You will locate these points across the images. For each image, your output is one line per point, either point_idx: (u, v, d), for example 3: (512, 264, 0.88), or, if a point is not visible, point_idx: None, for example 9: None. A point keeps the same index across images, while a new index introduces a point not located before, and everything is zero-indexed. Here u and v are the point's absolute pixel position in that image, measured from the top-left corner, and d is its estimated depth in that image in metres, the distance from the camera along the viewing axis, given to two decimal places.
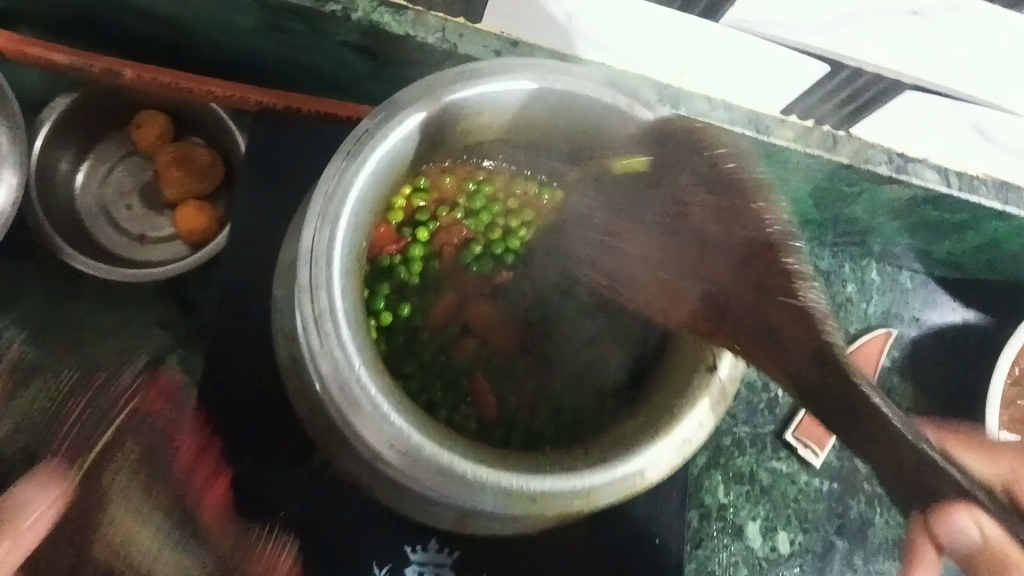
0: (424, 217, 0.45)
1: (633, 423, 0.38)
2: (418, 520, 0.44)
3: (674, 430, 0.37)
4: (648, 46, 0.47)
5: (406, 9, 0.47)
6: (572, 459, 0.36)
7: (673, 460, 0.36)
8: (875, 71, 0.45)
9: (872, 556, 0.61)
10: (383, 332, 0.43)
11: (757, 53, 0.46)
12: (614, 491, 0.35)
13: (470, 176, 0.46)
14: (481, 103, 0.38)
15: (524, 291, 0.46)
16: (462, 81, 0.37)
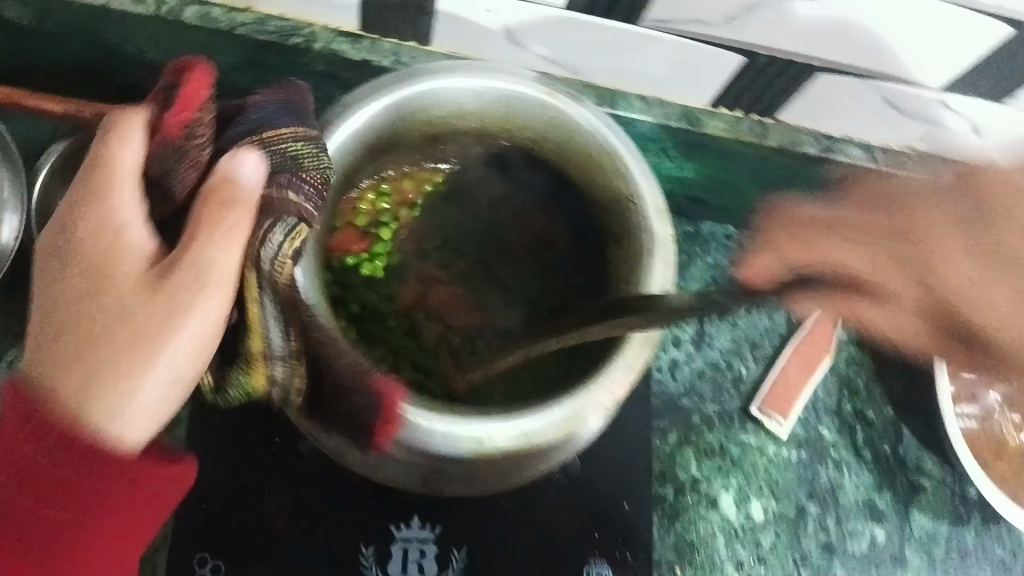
0: (385, 217, 0.52)
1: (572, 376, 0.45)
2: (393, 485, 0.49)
3: (606, 377, 0.43)
4: (582, 54, 0.53)
5: (362, 37, 0.53)
6: (515, 407, 0.43)
7: (607, 402, 0.43)
8: (786, 57, 0.50)
9: (844, 517, 0.64)
10: (354, 319, 0.49)
11: (677, 53, 0.51)
12: (550, 432, 0.42)
13: (428, 178, 0.54)
14: (434, 99, 0.48)
15: (486, 275, 0.53)
16: (419, 79, 0.47)
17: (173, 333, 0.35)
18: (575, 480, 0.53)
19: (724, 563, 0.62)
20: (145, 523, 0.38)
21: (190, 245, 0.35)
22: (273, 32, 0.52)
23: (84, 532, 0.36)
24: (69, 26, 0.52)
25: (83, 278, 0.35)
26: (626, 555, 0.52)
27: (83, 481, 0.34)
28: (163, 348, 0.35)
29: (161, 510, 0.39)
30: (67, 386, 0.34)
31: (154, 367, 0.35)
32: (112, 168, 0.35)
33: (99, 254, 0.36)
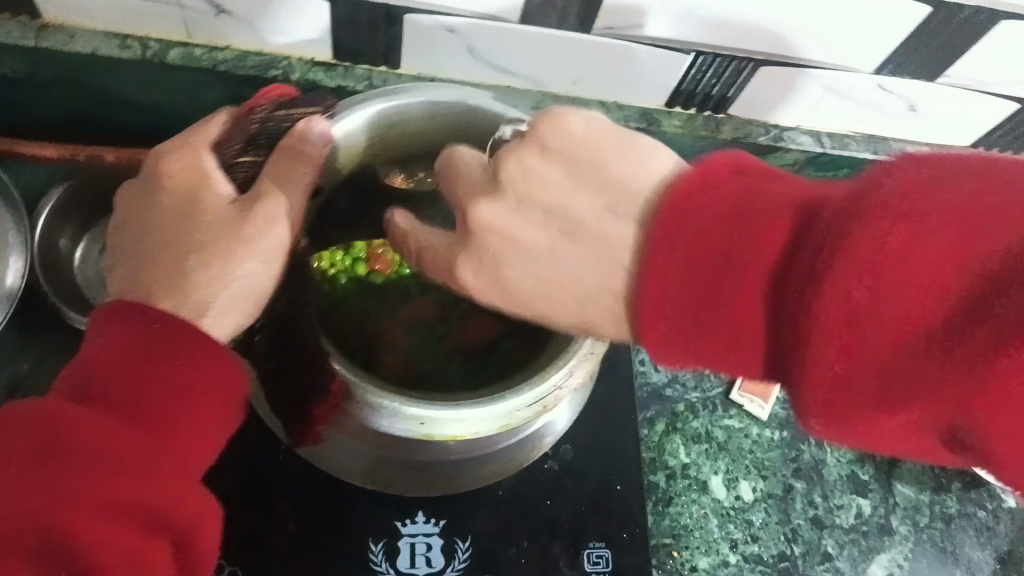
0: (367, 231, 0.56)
1: (524, 371, 0.48)
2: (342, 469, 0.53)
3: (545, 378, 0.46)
4: (541, 65, 0.56)
5: (336, 66, 0.57)
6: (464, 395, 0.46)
7: (547, 401, 0.46)
8: (729, 54, 0.55)
9: (830, 492, 0.67)
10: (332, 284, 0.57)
11: (630, 58, 0.55)
12: (488, 421, 0.45)
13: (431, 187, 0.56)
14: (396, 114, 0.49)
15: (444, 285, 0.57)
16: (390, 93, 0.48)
17: (256, 238, 0.42)
18: (568, 466, 0.56)
19: (720, 543, 0.64)
20: (200, 418, 0.39)
21: (266, 176, 0.44)
22: (252, 67, 0.56)
23: (164, 416, 0.38)
24: (60, 75, 0.56)
25: (173, 199, 0.43)
26: (622, 534, 0.54)
27: (161, 373, 0.38)
28: (242, 243, 0.42)
29: (216, 410, 0.40)
30: (169, 269, 0.42)
31: (235, 261, 0.42)
32: (191, 137, 0.44)
33: (169, 187, 0.43)
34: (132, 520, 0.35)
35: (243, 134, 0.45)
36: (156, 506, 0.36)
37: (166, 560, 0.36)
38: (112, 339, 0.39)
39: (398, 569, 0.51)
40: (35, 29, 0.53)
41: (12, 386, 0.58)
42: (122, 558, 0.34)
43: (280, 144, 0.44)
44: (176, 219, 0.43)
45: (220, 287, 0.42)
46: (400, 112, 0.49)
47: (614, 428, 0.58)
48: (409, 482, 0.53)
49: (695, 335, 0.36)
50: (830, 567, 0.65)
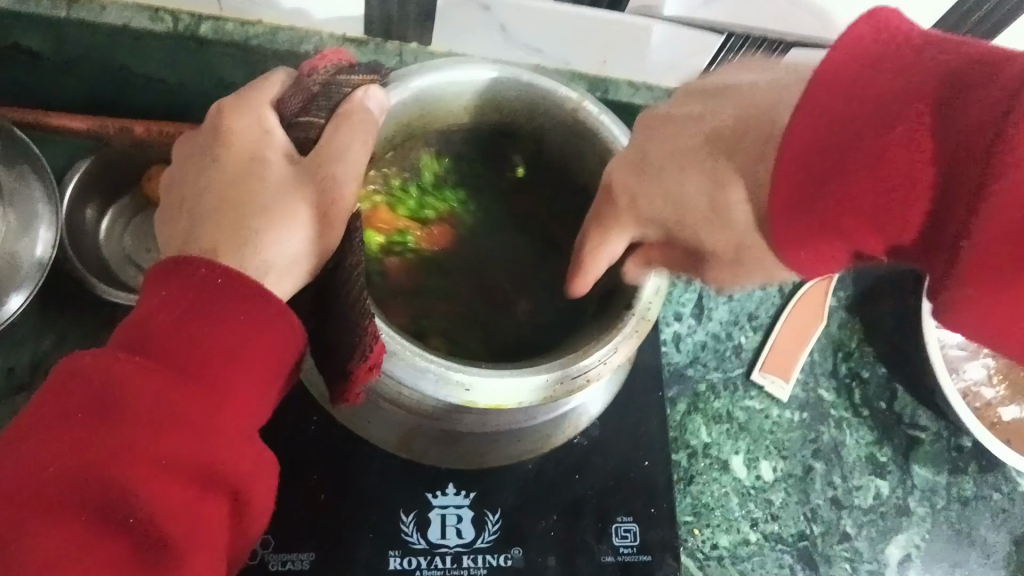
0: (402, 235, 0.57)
1: (567, 345, 0.49)
2: (374, 434, 0.54)
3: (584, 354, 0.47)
4: (573, 44, 0.57)
5: (368, 42, 0.57)
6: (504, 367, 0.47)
7: (591, 373, 0.47)
8: (760, 33, 0.55)
9: (849, 473, 0.68)
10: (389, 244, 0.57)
11: (661, 37, 0.55)
12: (528, 391, 0.46)
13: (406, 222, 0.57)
14: (441, 86, 0.51)
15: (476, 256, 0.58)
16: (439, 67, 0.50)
17: (311, 199, 0.43)
18: (595, 441, 0.57)
19: (740, 522, 0.65)
20: (257, 379, 0.41)
21: (323, 144, 0.44)
22: (284, 42, 0.56)
23: (220, 379, 0.39)
24: (92, 49, 0.56)
25: (233, 158, 0.44)
26: (649, 509, 0.55)
27: (217, 338, 0.39)
28: (297, 205, 0.43)
29: (271, 371, 0.42)
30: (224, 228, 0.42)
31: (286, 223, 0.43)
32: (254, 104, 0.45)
33: (226, 147, 0.44)
34: (190, 482, 0.38)
35: (301, 94, 0.46)
36: (208, 469, 0.38)
37: (216, 515, 0.39)
38: (171, 297, 0.39)
39: (430, 540, 0.52)
40: (66, 0, 0.53)
41: (37, 358, 0.58)
42: (179, 519, 0.37)
43: (339, 112, 0.45)
44: (232, 179, 0.43)
45: (273, 246, 0.43)
46: (445, 85, 0.51)
47: (641, 406, 0.59)
48: (442, 454, 0.54)
49: (801, 211, 0.37)
50: (849, 547, 0.65)
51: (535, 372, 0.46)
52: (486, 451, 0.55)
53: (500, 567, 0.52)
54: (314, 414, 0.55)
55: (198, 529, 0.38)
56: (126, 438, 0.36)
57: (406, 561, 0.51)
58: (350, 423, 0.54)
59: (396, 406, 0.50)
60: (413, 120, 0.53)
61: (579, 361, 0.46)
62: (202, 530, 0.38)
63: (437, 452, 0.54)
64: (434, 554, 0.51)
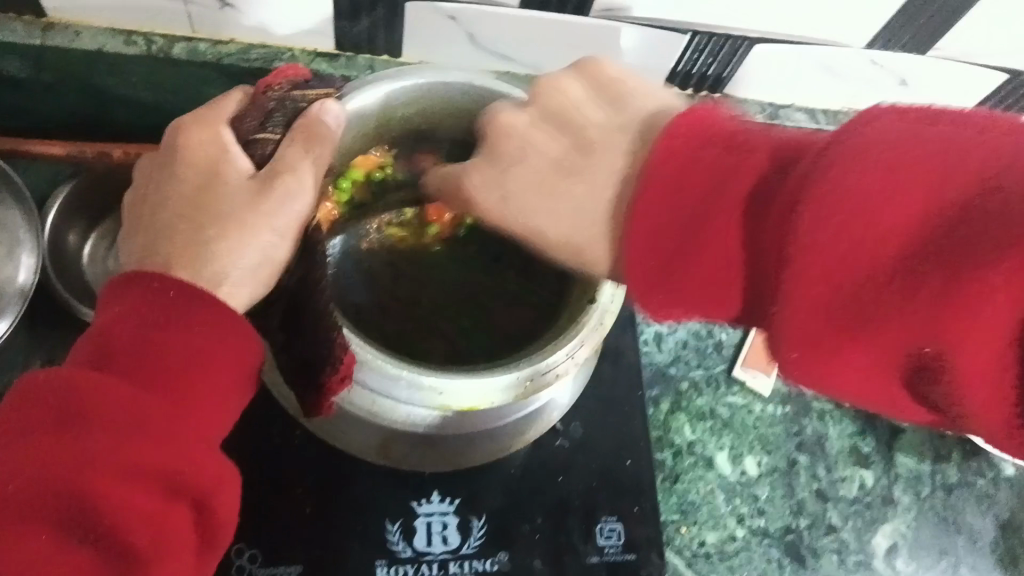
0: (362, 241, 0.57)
1: (539, 343, 0.50)
2: (353, 445, 0.54)
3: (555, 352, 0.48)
4: (541, 49, 0.57)
5: (338, 56, 0.57)
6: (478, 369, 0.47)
7: (560, 370, 0.48)
8: (725, 32, 0.55)
9: (833, 465, 0.68)
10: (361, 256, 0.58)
11: (628, 39, 0.56)
12: (502, 392, 0.46)
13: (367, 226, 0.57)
14: (407, 93, 0.51)
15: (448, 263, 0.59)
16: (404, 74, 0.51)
17: (275, 209, 0.44)
18: (578, 442, 0.58)
19: (727, 518, 0.65)
20: (219, 386, 0.41)
21: (282, 156, 0.45)
22: (256, 59, 0.56)
23: (184, 383, 0.40)
24: (64, 74, 0.56)
25: (191, 172, 0.44)
26: (633, 508, 0.56)
27: (179, 343, 0.40)
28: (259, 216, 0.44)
29: (236, 378, 0.42)
30: (186, 243, 0.43)
31: (252, 235, 0.43)
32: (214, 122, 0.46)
33: (185, 164, 0.45)
34: (152, 487, 0.38)
35: (258, 112, 0.46)
36: (174, 474, 0.38)
37: (179, 523, 0.39)
38: (130, 307, 0.41)
39: (416, 548, 0.52)
40: (40, 29, 0.54)
41: (23, 383, 0.58)
42: (141, 524, 0.37)
43: (297, 124, 0.46)
44: (193, 194, 0.44)
45: (247, 260, 0.43)
46: (411, 91, 0.51)
47: (623, 406, 0.59)
48: (420, 458, 0.54)
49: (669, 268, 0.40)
50: (836, 538, 0.66)
51: (509, 372, 0.46)
52: (464, 456, 0.55)
53: (487, 572, 0.52)
54: (298, 428, 0.55)
55: (165, 533, 0.38)
56: (89, 443, 0.37)
57: (393, 570, 0.51)
58: (327, 435, 0.54)
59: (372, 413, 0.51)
60: (380, 127, 0.54)
61: (550, 359, 0.47)
62: (169, 535, 0.38)
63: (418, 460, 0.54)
64: (420, 562, 0.52)
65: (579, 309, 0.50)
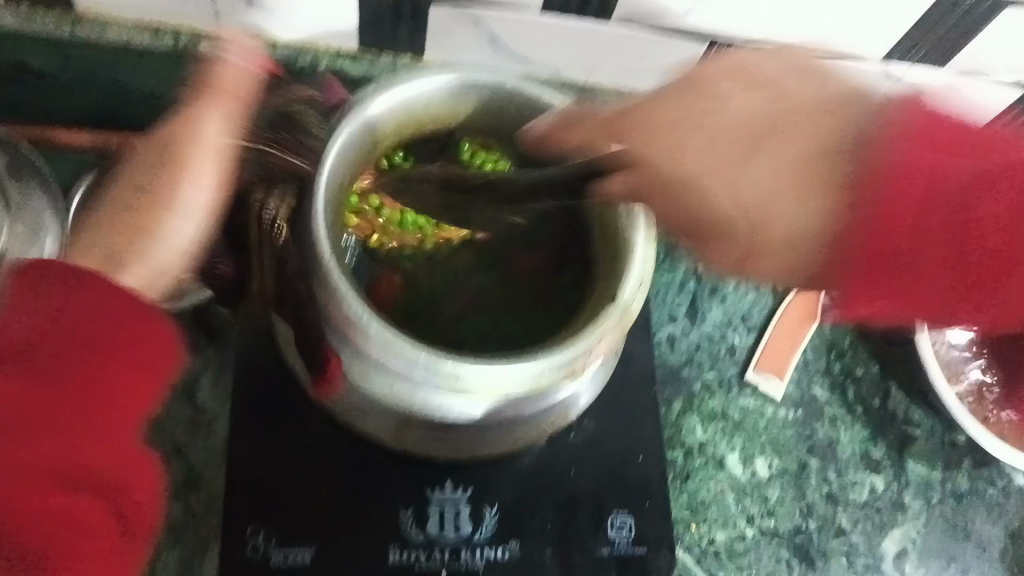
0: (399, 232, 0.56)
1: (557, 334, 0.50)
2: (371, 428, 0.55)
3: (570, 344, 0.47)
4: (560, 53, 0.59)
5: (364, 56, 0.59)
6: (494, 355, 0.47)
7: (574, 363, 0.48)
8: (742, 39, 0.56)
9: (843, 469, 0.69)
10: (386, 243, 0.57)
11: (648, 45, 0.58)
12: (518, 377, 0.46)
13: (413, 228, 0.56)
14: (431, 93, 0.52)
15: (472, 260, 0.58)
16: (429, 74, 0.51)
17: None
18: (590, 438, 0.59)
19: (736, 517, 0.66)
20: (121, 374, 0.41)
21: None
22: (284, 57, 0.58)
23: (80, 374, 0.39)
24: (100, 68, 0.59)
25: None
26: (643, 502, 0.56)
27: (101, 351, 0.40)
28: None
29: (147, 393, 0.43)
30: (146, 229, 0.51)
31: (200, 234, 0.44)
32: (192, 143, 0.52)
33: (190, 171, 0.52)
34: (69, 485, 0.38)
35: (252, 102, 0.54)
36: (99, 465, 0.39)
37: (103, 521, 0.38)
38: (20, 298, 0.39)
39: (429, 533, 0.54)
40: (74, 22, 0.56)
41: None
42: (65, 526, 0.37)
43: None
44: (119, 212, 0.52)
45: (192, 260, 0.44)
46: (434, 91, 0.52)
47: (635, 403, 0.60)
48: (435, 447, 0.55)
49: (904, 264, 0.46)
50: (844, 541, 0.67)
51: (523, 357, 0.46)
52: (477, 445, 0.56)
53: (498, 561, 0.54)
54: (317, 414, 0.56)
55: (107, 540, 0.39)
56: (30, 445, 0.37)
57: (406, 553, 0.53)
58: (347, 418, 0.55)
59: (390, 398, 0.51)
60: (401, 125, 0.54)
61: (568, 349, 0.47)
62: (94, 537, 0.38)
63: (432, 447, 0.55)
64: (433, 547, 0.53)
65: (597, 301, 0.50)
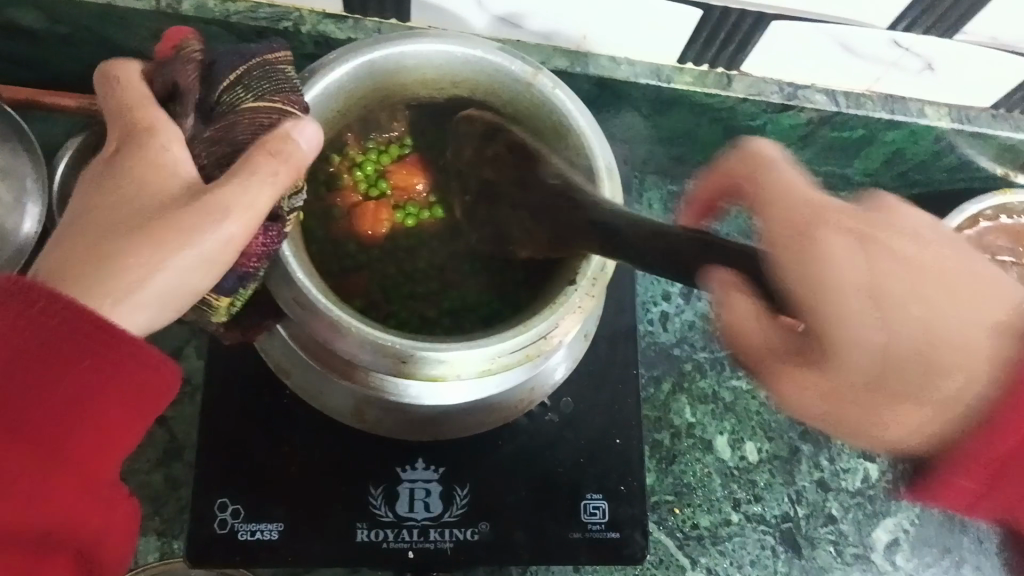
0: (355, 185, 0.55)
1: (519, 315, 0.47)
2: (332, 403, 0.54)
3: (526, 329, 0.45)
4: (546, 17, 0.56)
5: (346, 18, 0.57)
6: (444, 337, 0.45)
7: (530, 350, 0.45)
8: (739, 7, 0.53)
9: (836, 456, 0.67)
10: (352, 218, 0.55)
11: (638, 10, 0.55)
12: (467, 366, 0.45)
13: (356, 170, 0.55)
14: (397, 60, 0.49)
15: (446, 235, 0.56)
16: (392, 39, 0.48)
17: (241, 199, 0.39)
18: (568, 419, 0.57)
19: (722, 502, 0.64)
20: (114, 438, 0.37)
21: (233, 166, 0.39)
22: (264, 18, 0.56)
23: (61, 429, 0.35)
24: (79, 25, 0.57)
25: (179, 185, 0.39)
26: (619, 487, 0.55)
27: (75, 379, 0.35)
28: (225, 179, 0.39)
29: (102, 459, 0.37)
30: (150, 257, 0.37)
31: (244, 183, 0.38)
32: (292, 152, 0.40)
33: (223, 196, 0.38)
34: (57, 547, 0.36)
35: (242, 119, 0.40)
36: (77, 506, 0.35)
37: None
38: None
39: (398, 513, 0.53)
40: None
41: None
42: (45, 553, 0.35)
43: (263, 139, 0.40)
44: (119, 186, 0.39)
45: (184, 266, 0.38)
46: (400, 58, 0.49)
47: (618, 385, 0.58)
48: (395, 425, 0.54)
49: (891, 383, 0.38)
50: (833, 530, 0.65)
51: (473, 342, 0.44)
52: (437, 420, 0.54)
53: (467, 542, 0.53)
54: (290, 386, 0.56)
55: (113, 519, 0.38)
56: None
57: (374, 533, 0.52)
58: (308, 394, 0.55)
59: (344, 377, 0.50)
60: (367, 93, 0.51)
61: (522, 336, 0.44)
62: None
63: (396, 425, 0.54)
64: (401, 527, 0.52)
65: (562, 282, 0.47)
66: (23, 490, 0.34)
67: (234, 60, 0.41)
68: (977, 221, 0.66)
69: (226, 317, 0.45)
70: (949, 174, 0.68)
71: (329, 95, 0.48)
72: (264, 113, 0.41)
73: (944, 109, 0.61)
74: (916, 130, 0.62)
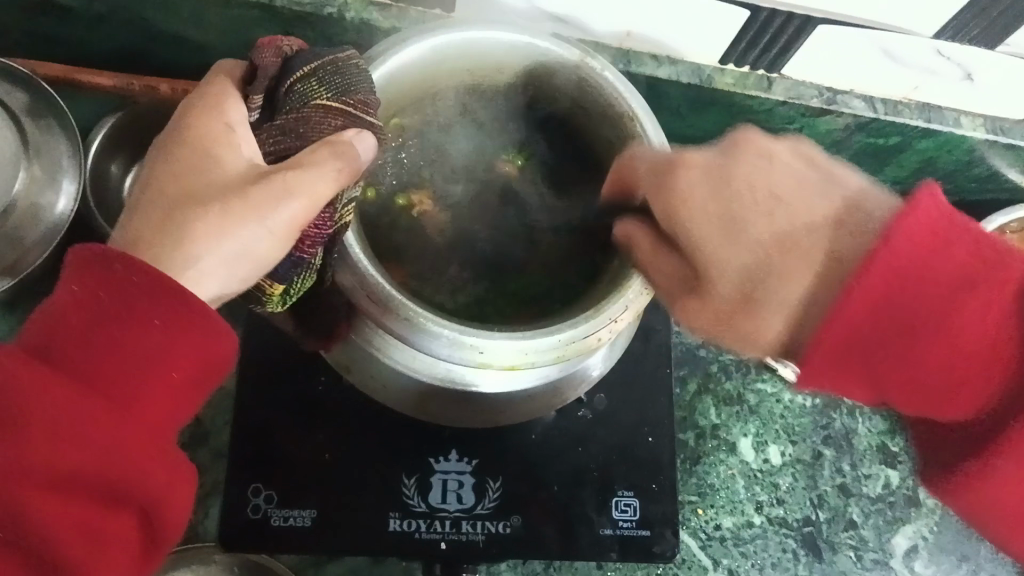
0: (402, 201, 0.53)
1: (579, 304, 0.48)
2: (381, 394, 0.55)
3: (596, 316, 0.45)
4: (592, 12, 0.56)
5: (391, 6, 0.56)
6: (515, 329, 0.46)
7: (599, 335, 0.46)
8: (785, 10, 0.53)
9: (858, 461, 0.67)
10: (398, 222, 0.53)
11: (685, 8, 0.55)
12: (539, 354, 0.45)
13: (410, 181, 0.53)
14: (452, 47, 0.49)
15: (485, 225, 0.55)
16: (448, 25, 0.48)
17: (304, 190, 0.39)
18: (600, 415, 0.57)
19: (745, 504, 0.65)
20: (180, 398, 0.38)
21: (300, 156, 0.39)
22: (307, 3, 0.55)
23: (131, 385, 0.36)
24: (120, 5, 0.57)
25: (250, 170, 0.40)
26: (650, 485, 0.55)
27: (146, 338, 0.36)
28: (292, 168, 0.39)
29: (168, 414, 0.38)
30: (217, 226, 0.39)
31: (308, 174, 0.39)
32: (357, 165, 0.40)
33: (292, 179, 0.39)
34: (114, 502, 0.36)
35: (311, 115, 0.40)
36: (134, 446, 0.36)
37: (121, 529, 0.37)
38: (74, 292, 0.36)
39: (430, 504, 0.53)
40: None
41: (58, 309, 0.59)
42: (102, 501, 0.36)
43: (330, 138, 0.40)
44: (181, 161, 0.40)
45: (243, 241, 0.39)
46: (456, 45, 0.49)
47: (650, 383, 0.59)
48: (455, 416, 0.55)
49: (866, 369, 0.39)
50: (854, 535, 0.65)
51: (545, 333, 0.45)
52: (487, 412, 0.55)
53: (499, 535, 0.53)
54: (325, 375, 0.55)
55: (173, 476, 0.38)
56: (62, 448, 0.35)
57: (406, 522, 0.52)
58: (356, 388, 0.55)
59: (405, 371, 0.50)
60: (419, 81, 0.51)
61: (589, 324, 0.45)
62: (117, 543, 0.37)
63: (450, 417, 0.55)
64: (433, 518, 0.52)
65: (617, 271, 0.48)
66: (91, 420, 0.35)
67: (309, 57, 0.41)
68: (1004, 232, 0.66)
69: (279, 308, 0.45)
70: (978, 182, 0.68)
71: (391, 77, 0.47)
72: (334, 113, 0.41)
73: (979, 119, 0.62)
74: (951, 140, 0.62)
